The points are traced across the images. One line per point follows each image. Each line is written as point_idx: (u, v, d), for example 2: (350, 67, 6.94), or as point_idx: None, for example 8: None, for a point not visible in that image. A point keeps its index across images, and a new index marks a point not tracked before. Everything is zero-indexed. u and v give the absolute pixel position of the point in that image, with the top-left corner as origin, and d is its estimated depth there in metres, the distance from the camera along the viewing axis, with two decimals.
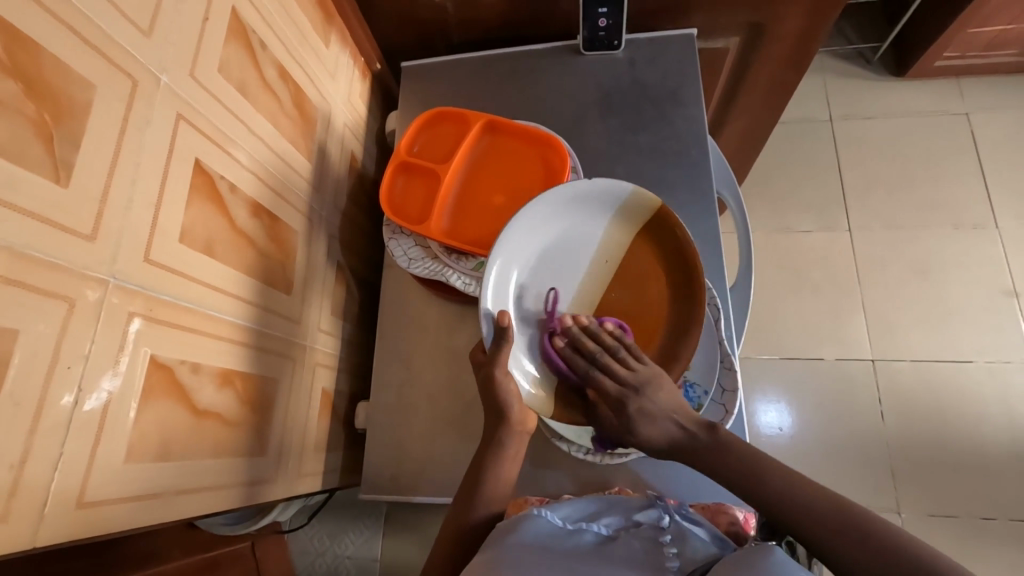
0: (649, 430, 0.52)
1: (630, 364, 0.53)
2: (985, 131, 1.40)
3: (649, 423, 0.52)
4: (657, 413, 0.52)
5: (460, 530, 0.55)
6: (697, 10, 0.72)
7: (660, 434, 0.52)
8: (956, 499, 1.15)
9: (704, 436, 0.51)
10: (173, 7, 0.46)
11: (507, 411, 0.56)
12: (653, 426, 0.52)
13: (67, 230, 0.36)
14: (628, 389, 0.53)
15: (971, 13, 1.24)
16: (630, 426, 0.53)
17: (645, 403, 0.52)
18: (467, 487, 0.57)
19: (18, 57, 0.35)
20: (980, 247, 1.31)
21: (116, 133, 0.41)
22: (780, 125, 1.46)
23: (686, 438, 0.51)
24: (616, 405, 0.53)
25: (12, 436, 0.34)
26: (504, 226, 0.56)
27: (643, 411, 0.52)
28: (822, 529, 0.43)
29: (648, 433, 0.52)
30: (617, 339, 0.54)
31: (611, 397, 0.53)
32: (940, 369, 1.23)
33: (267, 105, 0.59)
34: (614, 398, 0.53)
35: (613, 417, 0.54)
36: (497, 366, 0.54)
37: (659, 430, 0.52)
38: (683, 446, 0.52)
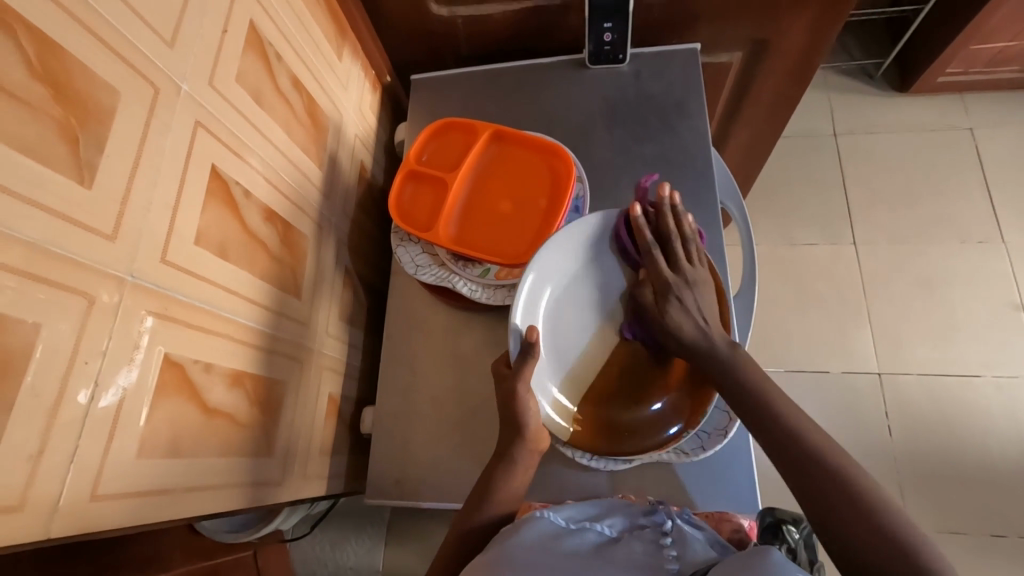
0: (680, 312, 0.55)
1: (691, 258, 0.57)
2: (989, 146, 1.40)
3: (681, 309, 0.55)
4: (692, 306, 0.55)
5: (465, 532, 0.56)
6: (700, 26, 0.74)
7: (687, 323, 0.54)
8: (966, 516, 1.13)
9: (723, 345, 0.53)
10: (195, 19, 0.48)
11: (512, 416, 0.56)
12: (681, 313, 0.55)
13: (90, 229, 0.38)
14: (678, 274, 0.56)
15: (973, 30, 1.26)
16: (661, 305, 0.56)
17: (687, 290, 0.55)
18: (479, 489, 0.57)
19: (49, 65, 0.36)
20: (986, 261, 1.31)
21: (138, 137, 0.42)
22: (784, 139, 1.47)
23: (705, 338, 0.53)
24: (659, 284, 0.57)
25: (31, 428, 0.35)
26: (540, 247, 0.58)
27: (683, 295, 0.55)
28: (834, 522, 0.44)
29: (676, 315, 0.55)
30: (693, 234, 0.59)
31: (660, 274, 0.57)
32: (948, 383, 1.22)
33: (282, 113, 0.61)
34: (661, 277, 0.57)
35: (650, 293, 0.57)
36: (520, 382, 0.56)
37: (688, 317, 0.54)
38: (702, 343, 0.53)
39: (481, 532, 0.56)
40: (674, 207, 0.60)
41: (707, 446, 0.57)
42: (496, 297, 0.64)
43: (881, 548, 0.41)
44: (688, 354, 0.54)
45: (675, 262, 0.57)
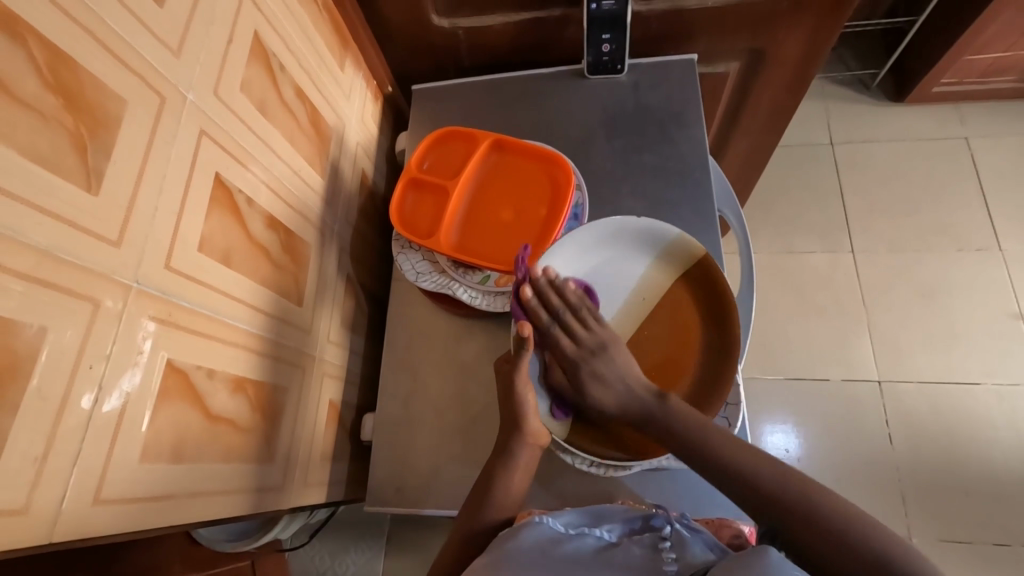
0: (598, 388, 0.56)
1: (588, 325, 0.58)
2: (985, 155, 1.42)
3: (600, 385, 0.56)
4: (608, 376, 0.56)
5: (468, 536, 0.56)
6: (697, 37, 0.75)
7: (610, 396, 0.56)
8: (968, 524, 1.13)
9: (651, 403, 0.54)
10: (201, 30, 0.49)
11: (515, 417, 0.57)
12: (603, 389, 0.56)
13: (96, 235, 0.38)
14: (584, 350, 0.57)
15: (966, 42, 1.28)
16: (581, 387, 0.57)
17: (598, 365, 0.56)
18: (479, 490, 0.57)
19: (60, 75, 0.37)
20: (984, 269, 1.31)
21: (144, 145, 0.43)
22: (782, 148, 1.49)
23: (636, 403, 0.55)
24: (571, 367, 0.58)
25: (36, 432, 0.35)
26: (546, 249, 0.60)
27: (596, 372, 0.56)
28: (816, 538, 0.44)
29: (597, 392, 0.56)
30: (580, 299, 0.58)
31: (568, 355, 0.58)
32: (948, 391, 1.22)
33: (286, 122, 0.62)
34: (570, 358, 0.58)
35: (566, 376, 0.58)
36: (518, 372, 0.56)
37: (608, 390, 0.56)
38: (631, 409, 0.55)
39: (482, 535, 0.56)
40: (555, 281, 0.58)
41: None
42: (495, 304, 0.65)
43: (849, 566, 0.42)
44: (630, 423, 0.56)
45: (575, 338, 0.58)
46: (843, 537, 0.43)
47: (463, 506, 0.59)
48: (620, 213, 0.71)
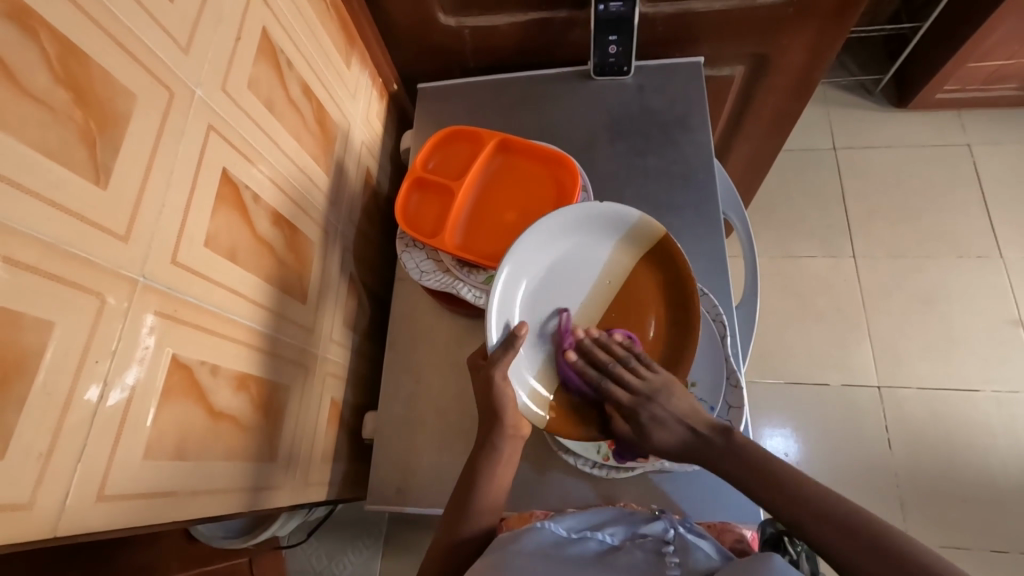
0: (664, 435, 0.54)
1: (641, 372, 0.55)
2: (987, 163, 1.42)
3: (664, 432, 0.54)
4: (671, 420, 0.54)
5: (454, 544, 0.55)
6: (703, 40, 0.75)
7: (674, 440, 0.54)
8: (967, 531, 1.13)
9: (713, 437, 0.52)
10: (210, 26, 0.49)
11: (503, 416, 0.56)
12: (667, 435, 0.54)
13: (104, 229, 0.38)
14: (641, 400, 0.55)
15: (970, 49, 1.28)
16: (645, 437, 0.55)
17: (657, 410, 0.54)
18: (459, 500, 0.56)
19: (70, 68, 0.37)
20: (985, 276, 1.32)
21: (152, 141, 0.43)
22: (784, 153, 1.49)
23: (700, 440, 0.53)
24: (631, 419, 0.55)
25: (42, 428, 0.35)
26: (516, 240, 0.58)
27: (659, 419, 0.54)
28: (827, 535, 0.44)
29: (662, 439, 0.54)
30: (627, 351, 0.57)
31: (625, 407, 0.55)
32: (947, 398, 1.23)
33: (292, 120, 0.62)
34: (630, 410, 0.55)
35: (631, 430, 0.56)
36: (497, 369, 0.55)
37: (673, 435, 0.54)
38: (696, 448, 0.53)
39: (467, 543, 0.55)
40: (597, 338, 0.58)
41: None
42: None
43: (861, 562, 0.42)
44: (698, 463, 0.53)
45: (629, 388, 0.55)
46: (855, 534, 0.43)
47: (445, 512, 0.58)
48: None
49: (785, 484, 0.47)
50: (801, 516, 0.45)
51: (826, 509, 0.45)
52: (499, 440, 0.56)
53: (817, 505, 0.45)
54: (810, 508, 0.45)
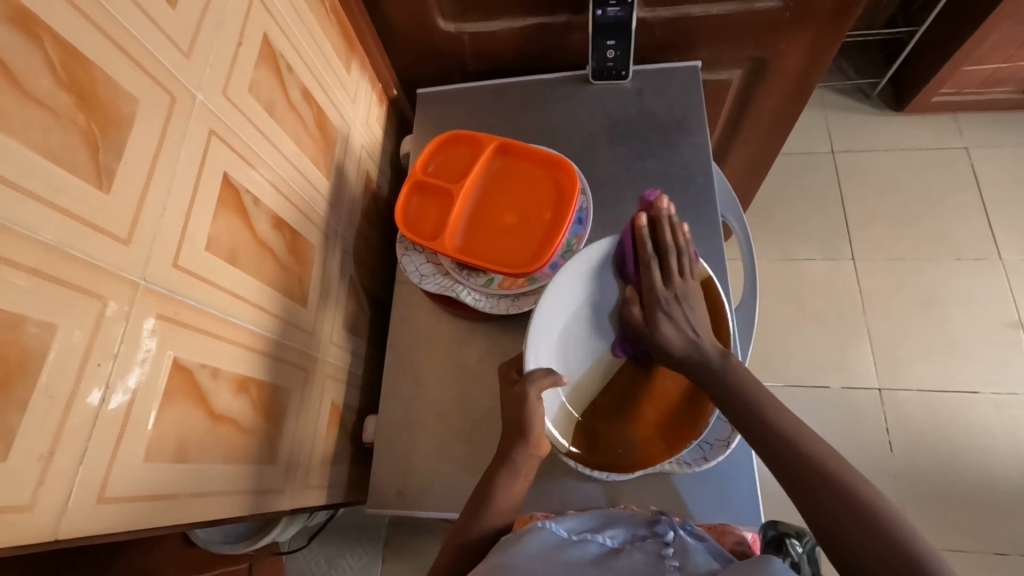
0: (673, 330, 0.57)
1: (682, 274, 0.59)
2: (984, 166, 1.43)
3: (673, 328, 0.57)
4: (684, 323, 0.57)
5: (462, 543, 0.55)
6: (701, 45, 0.76)
7: (678, 341, 0.56)
8: (969, 534, 1.13)
9: (712, 356, 0.54)
10: (212, 32, 0.49)
11: (528, 426, 0.56)
12: (673, 333, 0.56)
13: (106, 232, 0.39)
14: (670, 288, 0.58)
15: (965, 53, 1.29)
16: (651, 326, 0.58)
17: (678, 307, 0.57)
18: (477, 499, 0.57)
19: (74, 73, 0.37)
20: (983, 278, 1.32)
21: (154, 144, 0.43)
22: (782, 157, 1.49)
23: (700, 352, 0.55)
24: (650, 303, 0.58)
25: (44, 428, 0.35)
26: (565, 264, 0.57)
27: (674, 315, 0.57)
28: (849, 528, 0.43)
29: (668, 333, 0.57)
30: (687, 246, 0.60)
31: (649, 290, 0.59)
32: (947, 400, 1.22)
33: (292, 125, 0.62)
34: (653, 294, 0.58)
35: (645, 313, 0.59)
36: (534, 387, 0.55)
37: (680, 334, 0.56)
38: (697, 353, 0.55)
39: (474, 546, 0.55)
40: (671, 216, 0.61)
41: (710, 457, 0.58)
42: (499, 307, 0.65)
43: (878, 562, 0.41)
44: (686, 370, 0.55)
45: (666, 278, 0.59)
46: (873, 516, 0.43)
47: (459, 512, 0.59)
48: (624, 218, 0.71)
49: (801, 464, 0.46)
50: (818, 497, 0.45)
51: (846, 491, 0.44)
52: (518, 446, 0.57)
53: (835, 485, 0.45)
54: (827, 489, 0.45)
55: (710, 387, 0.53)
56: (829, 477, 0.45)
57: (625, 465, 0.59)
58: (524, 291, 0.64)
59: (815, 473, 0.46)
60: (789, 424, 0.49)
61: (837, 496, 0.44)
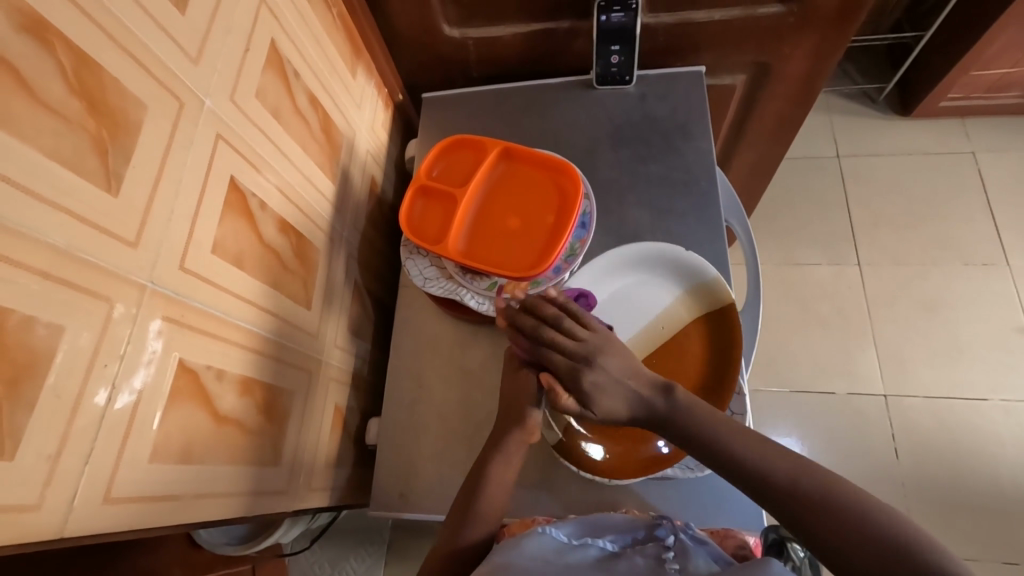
0: (609, 399, 0.52)
1: (577, 334, 0.53)
2: (991, 170, 1.42)
3: (609, 397, 0.52)
4: (612, 385, 0.52)
5: (452, 553, 0.54)
6: (704, 50, 0.76)
7: (622, 407, 0.52)
8: (976, 543, 1.12)
9: (659, 403, 0.51)
10: (220, 38, 0.50)
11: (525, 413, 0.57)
12: (615, 401, 0.52)
13: (113, 235, 0.39)
14: (579, 364, 0.52)
15: (972, 58, 1.29)
16: (592, 409, 0.52)
17: (596, 376, 0.52)
18: (464, 504, 0.56)
19: (84, 79, 0.38)
20: (990, 284, 1.31)
21: (162, 149, 0.44)
22: (787, 161, 1.49)
23: (644, 404, 0.52)
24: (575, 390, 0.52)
25: (51, 428, 0.35)
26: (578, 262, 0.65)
27: (599, 386, 0.51)
28: (828, 533, 0.42)
29: (610, 405, 0.52)
30: (559, 314, 0.54)
31: (566, 376, 0.53)
32: (954, 407, 1.22)
33: (299, 129, 0.63)
34: (569, 379, 0.52)
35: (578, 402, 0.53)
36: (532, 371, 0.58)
37: (617, 399, 0.52)
38: (645, 408, 0.52)
39: (464, 554, 0.54)
40: (529, 301, 0.56)
41: None
42: None
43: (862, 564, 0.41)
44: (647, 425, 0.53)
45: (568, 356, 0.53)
46: (885, 550, 0.40)
47: (445, 520, 0.57)
48: (627, 223, 0.71)
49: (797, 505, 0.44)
50: (819, 535, 0.43)
51: (845, 526, 0.42)
52: (513, 437, 0.58)
53: (834, 519, 0.42)
54: (828, 525, 0.43)
55: (678, 436, 0.51)
56: (824, 511, 0.43)
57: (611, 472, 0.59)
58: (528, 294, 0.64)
59: (816, 511, 0.43)
60: (777, 464, 0.46)
61: (839, 532, 0.42)
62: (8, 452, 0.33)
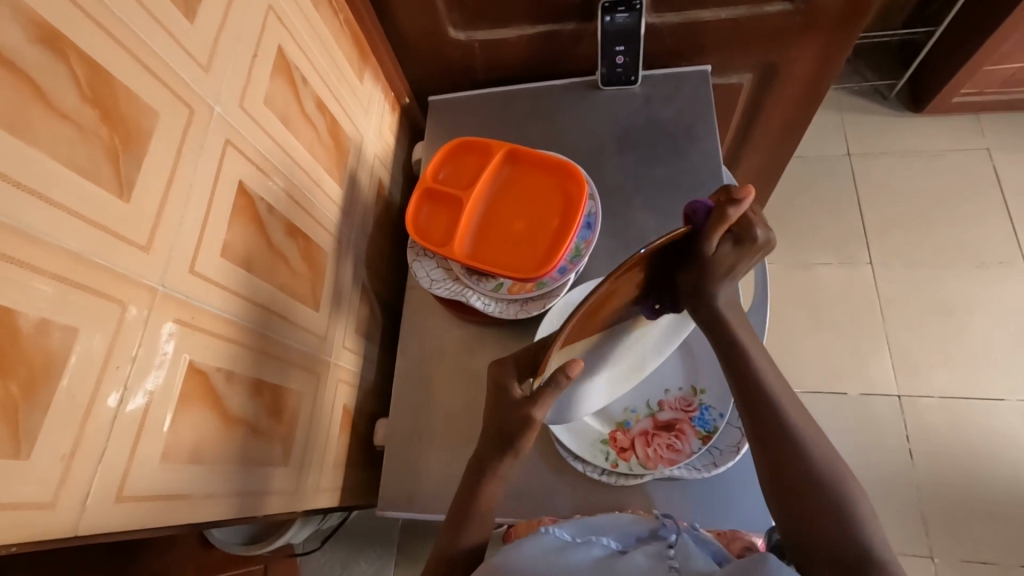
0: (728, 263, 0.53)
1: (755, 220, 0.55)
2: (1006, 167, 1.40)
3: (735, 259, 0.53)
4: (746, 261, 0.54)
5: (447, 556, 0.54)
6: (711, 50, 0.76)
7: (729, 266, 0.53)
8: (990, 545, 1.10)
9: (727, 286, 0.53)
10: (228, 45, 0.51)
11: (505, 442, 0.53)
12: (729, 264, 0.53)
13: (127, 240, 0.40)
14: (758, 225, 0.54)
15: (986, 54, 1.27)
16: (726, 250, 0.53)
17: (759, 243, 0.53)
18: (459, 514, 0.55)
19: (98, 87, 0.39)
20: (1006, 283, 1.29)
21: (173, 157, 0.45)
22: (796, 160, 1.47)
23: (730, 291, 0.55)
24: (739, 236, 0.53)
25: (63, 431, 0.36)
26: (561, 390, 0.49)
27: (752, 252, 0.53)
28: (824, 511, 0.45)
29: (727, 262, 0.53)
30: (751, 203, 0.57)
31: (741, 223, 0.53)
32: (969, 408, 1.20)
33: (307, 135, 0.64)
34: (747, 227, 0.53)
35: (728, 238, 0.53)
36: (513, 427, 0.52)
37: (733, 265, 0.53)
38: (724, 279, 0.53)
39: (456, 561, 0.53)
40: None
41: (719, 463, 0.59)
42: (508, 311, 0.66)
43: (839, 539, 0.44)
44: (697, 311, 0.54)
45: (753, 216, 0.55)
46: (860, 561, 0.43)
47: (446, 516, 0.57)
48: (633, 223, 0.71)
49: (818, 486, 0.46)
50: (817, 507, 0.45)
51: (843, 513, 0.45)
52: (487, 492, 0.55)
53: (834, 503, 0.45)
54: (823, 504, 0.45)
55: (719, 346, 0.53)
56: (838, 496, 0.45)
57: (625, 454, 0.61)
58: (532, 295, 0.65)
59: (821, 489, 0.46)
60: (808, 432, 0.49)
61: (828, 514, 0.45)
62: (24, 452, 0.34)
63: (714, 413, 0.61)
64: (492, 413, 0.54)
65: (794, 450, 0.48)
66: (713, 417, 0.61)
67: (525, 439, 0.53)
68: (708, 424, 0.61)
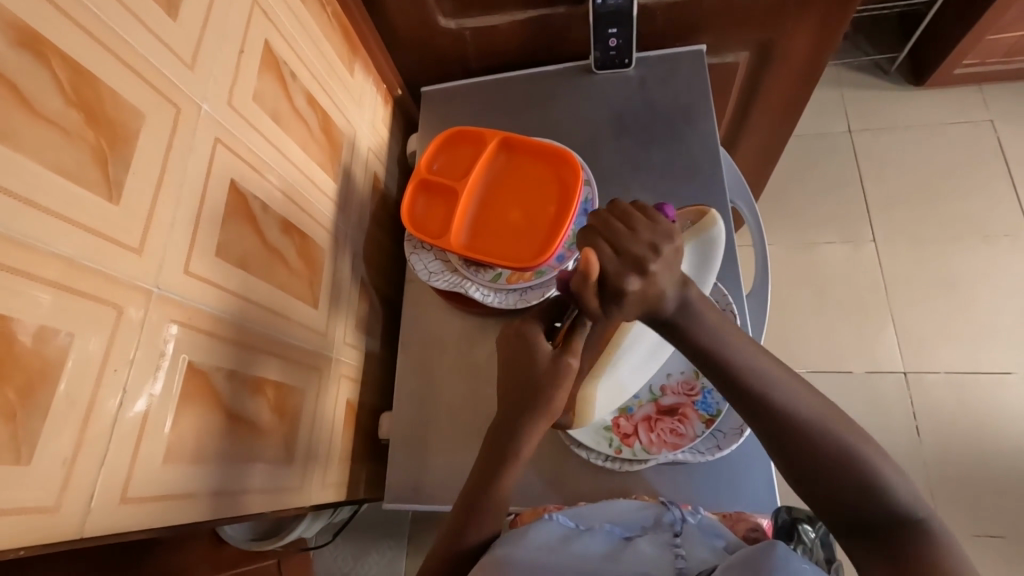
0: (634, 311, 0.44)
1: (629, 250, 0.44)
2: (1011, 137, 1.37)
3: (638, 305, 0.44)
4: (654, 292, 0.44)
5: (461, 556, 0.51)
6: (706, 28, 0.74)
7: (638, 311, 0.45)
8: (999, 518, 1.10)
9: (670, 309, 0.45)
10: (213, 42, 0.50)
11: (528, 400, 0.50)
12: (636, 308, 0.44)
13: (119, 243, 0.40)
14: (629, 267, 0.43)
15: (988, 23, 1.25)
16: (614, 310, 0.44)
17: (643, 284, 0.43)
18: (469, 504, 0.52)
19: (81, 90, 0.39)
20: (1012, 255, 1.28)
21: (161, 157, 0.44)
22: (797, 139, 1.45)
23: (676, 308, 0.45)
24: (612, 293, 0.44)
25: (63, 436, 0.36)
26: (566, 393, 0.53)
27: (645, 292, 0.43)
28: (847, 492, 0.42)
29: (630, 314, 0.45)
30: (621, 228, 0.45)
31: (608, 278, 0.44)
32: (976, 382, 1.19)
33: (299, 130, 0.63)
34: (612, 281, 0.43)
35: (607, 300, 0.44)
36: (543, 379, 0.49)
37: (643, 305, 0.44)
38: (654, 312, 0.45)
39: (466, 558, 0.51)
40: (621, 208, 0.47)
41: (723, 445, 0.59)
42: (508, 301, 0.66)
43: (870, 509, 0.42)
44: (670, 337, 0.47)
45: (619, 251, 0.44)
46: (893, 525, 0.42)
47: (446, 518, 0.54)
48: None
49: (832, 471, 0.42)
50: (840, 484, 0.42)
51: (867, 484, 0.42)
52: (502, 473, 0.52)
53: (858, 476, 0.42)
54: (846, 483, 0.42)
55: (690, 349, 0.46)
56: (857, 470, 0.42)
57: (628, 440, 0.60)
58: (531, 284, 0.65)
59: (842, 467, 0.42)
60: (811, 408, 0.44)
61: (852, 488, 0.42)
62: (25, 457, 0.35)
63: (717, 396, 0.60)
64: (504, 383, 0.52)
65: (799, 441, 0.43)
66: (715, 401, 0.60)
67: (556, 396, 0.49)
68: (711, 407, 0.60)
